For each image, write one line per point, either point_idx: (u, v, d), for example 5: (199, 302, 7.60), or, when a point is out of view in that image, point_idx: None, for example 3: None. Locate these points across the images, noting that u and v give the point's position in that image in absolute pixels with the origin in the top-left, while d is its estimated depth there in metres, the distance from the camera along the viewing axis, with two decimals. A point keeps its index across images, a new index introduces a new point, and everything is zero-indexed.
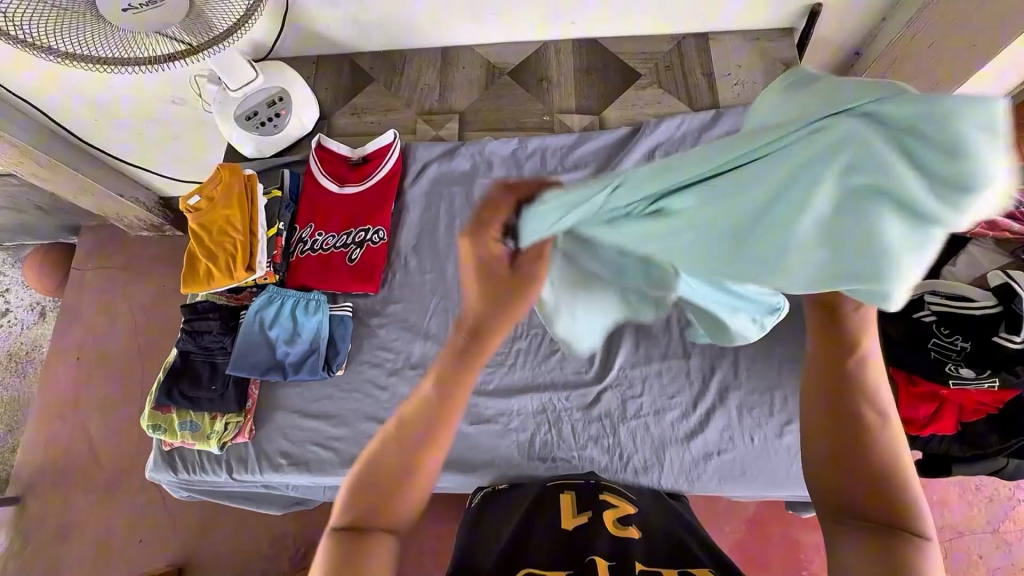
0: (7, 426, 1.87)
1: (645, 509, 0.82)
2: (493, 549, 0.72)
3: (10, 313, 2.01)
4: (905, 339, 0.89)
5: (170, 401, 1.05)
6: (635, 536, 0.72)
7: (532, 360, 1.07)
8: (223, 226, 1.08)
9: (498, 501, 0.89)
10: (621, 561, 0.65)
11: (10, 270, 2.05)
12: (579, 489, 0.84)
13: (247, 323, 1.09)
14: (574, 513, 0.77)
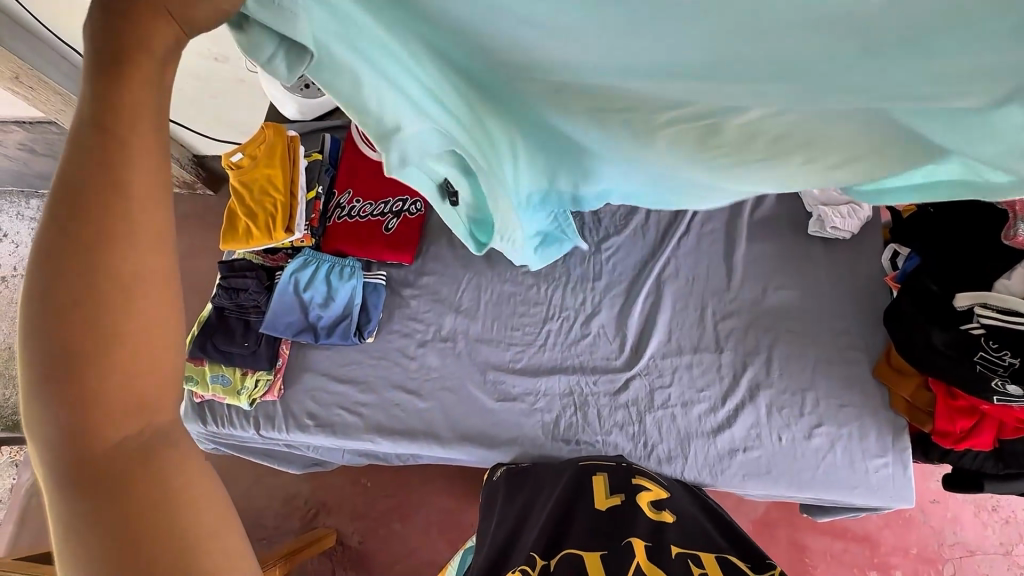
0: None
1: (676, 493, 0.82)
2: (528, 536, 0.74)
3: None
4: (950, 351, 0.87)
5: (204, 353, 1.08)
6: (669, 519, 0.73)
7: (562, 342, 1.07)
8: (266, 185, 1.09)
9: (529, 479, 0.90)
10: (656, 542, 0.68)
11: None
12: (610, 473, 0.85)
13: (282, 284, 1.10)
14: (607, 494, 0.80)
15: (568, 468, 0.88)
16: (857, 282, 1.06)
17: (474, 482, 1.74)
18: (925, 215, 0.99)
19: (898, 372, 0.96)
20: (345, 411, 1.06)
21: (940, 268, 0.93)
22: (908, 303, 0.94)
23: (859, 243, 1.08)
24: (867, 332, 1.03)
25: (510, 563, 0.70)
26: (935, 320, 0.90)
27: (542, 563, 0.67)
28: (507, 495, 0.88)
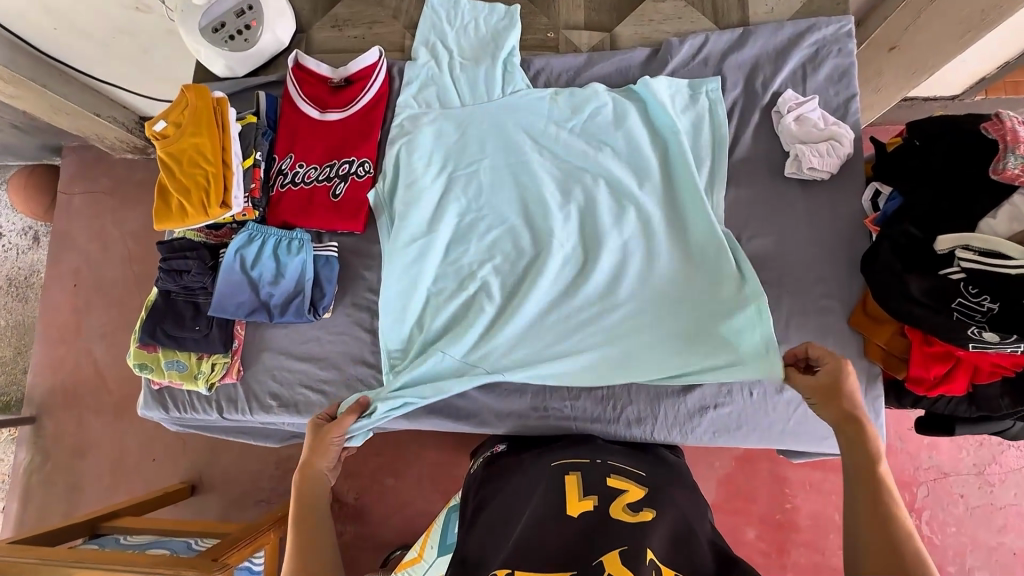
0: (21, 344, 2.32)
1: (655, 488, 0.80)
2: (501, 552, 0.69)
3: (6, 237, 2.38)
4: (928, 298, 0.82)
5: (155, 340, 1.03)
6: (647, 520, 0.71)
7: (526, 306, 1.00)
8: (193, 155, 0.99)
9: (502, 481, 0.85)
10: (633, 545, 0.66)
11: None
12: (585, 471, 0.81)
13: (227, 262, 1.02)
14: (579, 497, 0.75)
15: (541, 469, 0.84)
16: (836, 226, 0.98)
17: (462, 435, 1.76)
18: (911, 148, 0.93)
19: (874, 320, 0.92)
20: (308, 388, 1.03)
21: (920, 210, 0.87)
22: (888, 248, 0.87)
23: (841, 183, 0.99)
24: (844, 278, 0.97)
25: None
26: (912, 267, 0.84)
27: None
28: (480, 502, 0.82)
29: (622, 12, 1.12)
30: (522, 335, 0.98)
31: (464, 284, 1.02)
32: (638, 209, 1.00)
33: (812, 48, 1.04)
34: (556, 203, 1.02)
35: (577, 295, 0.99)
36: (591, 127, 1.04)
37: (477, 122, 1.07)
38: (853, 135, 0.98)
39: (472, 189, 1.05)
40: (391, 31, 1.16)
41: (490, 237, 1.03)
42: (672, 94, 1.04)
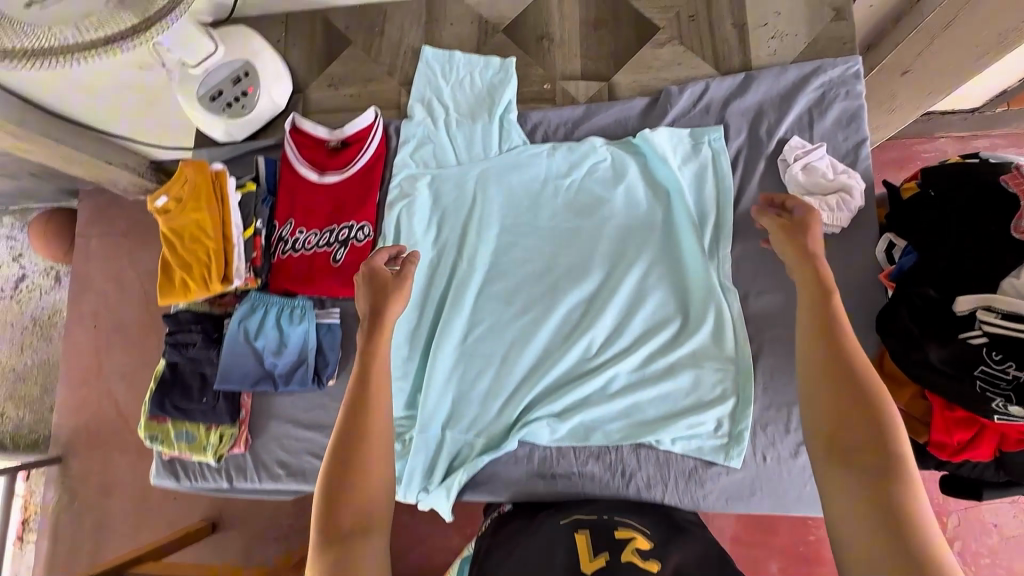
0: (48, 382, 2.39)
1: (665, 543, 0.78)
2: None
3: (28, 279, 2.46)
4: (949, 364, 0.78)
5: (164, 412, 1.04)
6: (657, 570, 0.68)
7: (529, 367, 1.00)
8: (194, 231, 0.99)
9: (512, 543, 0.81)
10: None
11: (18, 234, 2.48)
12: (593, 528, 0.77)
13: (232, 334, 1.02)
14: (591, 556, 0.71)
15: (549, 530, 0.81)
16: (848, 278, 0.94)
17: None
18: (925, 198, 0.89)
19: (892, 381, 0.89)
20: (315, 457, 1.03)
21: (939, 268, 0.83)
22: (906, 313, 0.83)
23: (853, 232, 0.95)
24: (860, 335, 0.93)
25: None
26: (931, 333, 0.81)
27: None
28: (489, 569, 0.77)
29: (619, 59, 1.09)
30: (518, 401, 0.97)
31: (465, 348, 1.02)
32: (637, 271, 0.99)
33: (818, 91, 1.01)
34: (553, 263, 1.02)
35: (574, 360, 0.98)
36: (590, 182, 1.03)
37: (474, 182, 1.06)
38: (864, 185, 0.94)
39: (470, 249, 1.04)
40: (386, 88, 1.15)
41: (486, 299, 1.03)
42: (674, 146, 1.01)
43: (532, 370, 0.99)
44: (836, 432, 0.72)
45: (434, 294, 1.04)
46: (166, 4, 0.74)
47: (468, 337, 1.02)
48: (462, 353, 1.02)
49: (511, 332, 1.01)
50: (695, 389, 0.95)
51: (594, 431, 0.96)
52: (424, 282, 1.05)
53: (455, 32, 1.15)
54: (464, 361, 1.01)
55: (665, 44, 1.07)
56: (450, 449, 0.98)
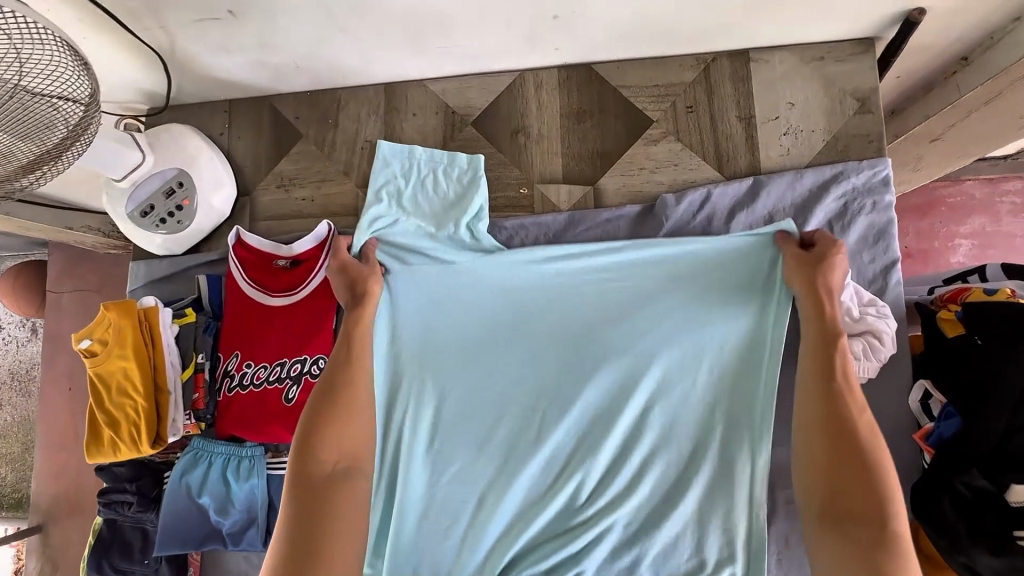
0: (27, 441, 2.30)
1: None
2: None
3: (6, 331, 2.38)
4: (1004, 572, 0.65)
5: (102, 574, 0.93)
6: None
7: (504, 519, 0.85)
8: (121, 380, 0.87)
9: None
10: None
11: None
12: None
13: (172, 490, 0.91)
14: None
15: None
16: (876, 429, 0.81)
17: None
18: (971, 346, 0.74)
19: (930, 562, 0.76)
20: None
21: (987, 447, 0.69)
22: (948, 503, 0.69)
23: (881, 374, 0.82)
24: None
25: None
26: (978, 532, 0.67)
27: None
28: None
29: (607, 157, 0.94)
30: (496, 556, 0.84)
31: (428, 495, 0.87)
32: (636, 407, 0.84)
33: (840, 202, 0.86)
34: (537, 393, 0.87)
35: (558, 510, 0.84)
36: (581, 301, 0.87)
37: (447, 296, 0.90)
38: (896, 323, 0.80)
39: (437, 381, 0.88)
40: (342, 191, 1.01)
41: (459, 435, 0.88)
42: (676, 259, 0.85)
43: (512, 520, 0.85)
44: (828, 496, 0.68)
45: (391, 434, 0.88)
46: (62, 146, 0.70)
47: (439, 480, 0.87)
48: (425, 498, 0.87)
49: (483, 478, 0.86)
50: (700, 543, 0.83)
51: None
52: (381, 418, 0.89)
53: (418, 124, 1.00)
54: (432, 511, 0.86)
55: (659, 142, 0.93)
56: None
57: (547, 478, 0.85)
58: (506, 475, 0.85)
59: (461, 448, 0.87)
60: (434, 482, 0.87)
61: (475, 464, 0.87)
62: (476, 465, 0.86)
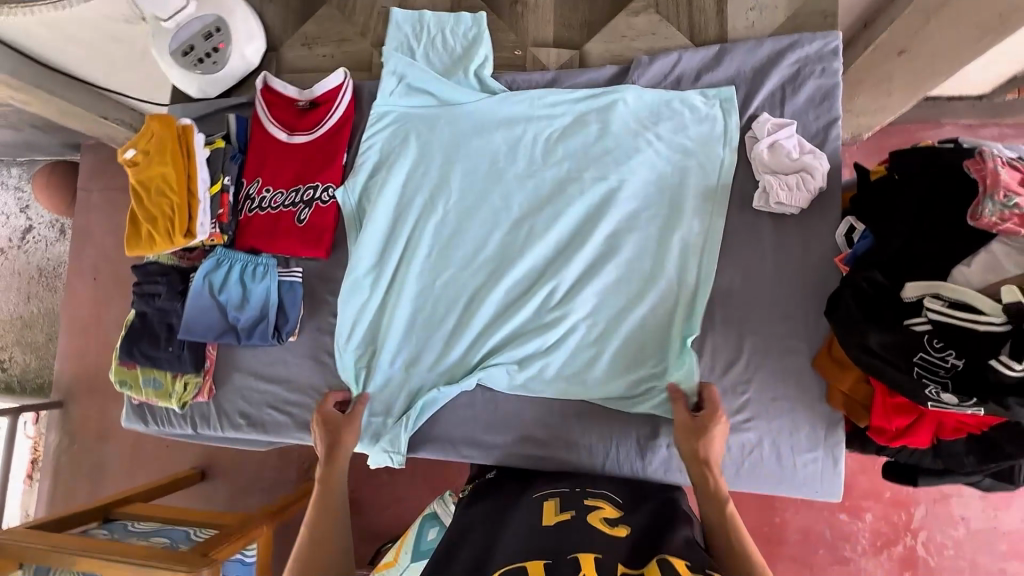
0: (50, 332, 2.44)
1: (633, 510, 0.80)
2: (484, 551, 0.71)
3: (36, 230, 2.52)
4: (889, 350, 0.77)
5: (133, 359, 1.08)
6: (620, 534, 0.72)
7: (485, 319, 1.01)
8: (160, 185, 1.01)
9: (487, 501, 0.85)
10: (605, 553, 0.67)
11: (23, 185, 2.50)
12: (563, 497, 0.83)
13: (196, 287, 1.05)
14: (556, 513, 0.77)
15: (518, 500, 0.83)
16: (805, 260, 0.94)
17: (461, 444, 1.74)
18: (890, 182, 0.86)
19: (839, 365, 0.88)
20: (275, 409, 1.07)
21: (890, 254, 0.82)
22: (851, 296, 0.82)
23: (812, 215, 0.94)
24: (812, 317, 0.93)
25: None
26: (874, 317, 0.80)
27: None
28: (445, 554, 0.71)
29: (594, 27, 1.09)
30: (479, 344, 1.00)
31: (423, 292, 1.04)
32: (608, 224, 0.98)
33: (793, 67, 0.98)
34: (525, 213, 1.02)
35: (532, 312, 0.99)
36: (565, 137, 1.02)
37: (456, 130, 1.06)
38: (829, 166, 0.92)
39: (440, 200, 1.05)
40: (358, 50, 1.15)
41: (455, 245, 1.03)
42: (648, 105, 1.00)
43: (494, 316, 1.00)
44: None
45: (395, 240, 1.05)
46: None
47: (435, 280, 1.03)
48: (421, 297, 1.04)
49: (471, 283, 1.02)
50: (647, 345, 0.96)
51: (553, 380, 0.98)
52: (389, 228, 1.06)
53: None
54: (428, 305, 1.03)
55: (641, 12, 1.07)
56: (405, 392, 1.02)
57: (521, 289, 1.01)
58: (490, 284, 1.01)
59: (453, 257, 1.03)
60: (429, 285, 1.04)
61: (464, 270, 1.03)
62: (466, 272, 1.02)
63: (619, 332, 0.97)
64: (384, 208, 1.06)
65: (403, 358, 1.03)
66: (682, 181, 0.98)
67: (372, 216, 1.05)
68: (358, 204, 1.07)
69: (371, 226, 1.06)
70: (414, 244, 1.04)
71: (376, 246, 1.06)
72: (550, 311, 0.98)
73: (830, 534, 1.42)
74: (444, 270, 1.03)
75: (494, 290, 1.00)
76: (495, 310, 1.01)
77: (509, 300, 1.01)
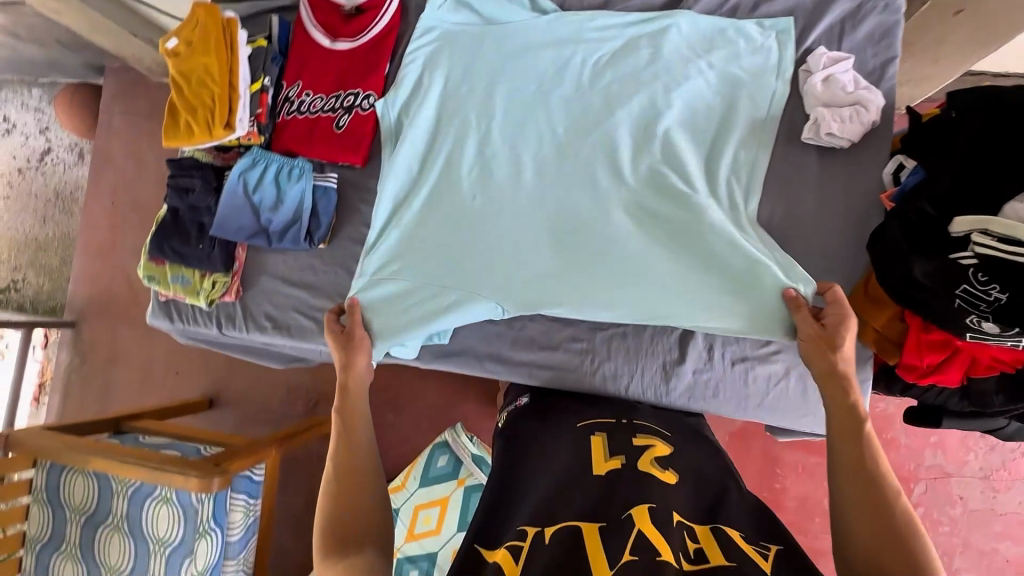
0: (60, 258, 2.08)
1: (678, 446, 0.83)
2: (533, 498, 0.71)
3: (54, 153, 2.10)
4: (933, 282, 0.77)
5: (162, 254, 1.08)
6: (671, 480, 0.74)
7: (516, 239, 0.96)
8: (202, 75, 1.00)
9: (533, 429, 0.87)
10: (660, 505, 0.68)
11: (45, 107, 2.07)
12: (610, 432, 0.83)
13: (230, 184, 1.05)
14: (606, 457, 0.77)
15: (565, 431, 0.85)
16: (847, 197, 0.93)
17: (468, 394, 1.70)
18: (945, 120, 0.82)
19: (874, 302, 0.88)
20: (301, 314, 1.07)
21: (942, 184, 0.80)
22: (897, 227, 0.81)
23: (861, 152, 0.93)
24: (849, 254, 0.92)
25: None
26: (919, 248, 0.79)
27: (534, 532, 0.66)
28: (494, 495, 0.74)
29: None
30: (509, 265, 0.96)
31: (454, 207, 1.00)
32: (654, 148, 0.94)
33: (855, 2, 0.95)
34: (569, 135, 0.98)
35: (566, 234, 0.95)
36: (616, 61, 0.99)
37: (502, 48, 1.04)
38: (882, 102, 0.91)
39: (482, 117, 1.02)
40: None
41: (492, 164, 1.00)
42: (705, 36, 0.98)
43: (526, 237, 0.96)
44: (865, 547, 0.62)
45: (433, 156, 1.03)
46: None
47: (468, 197, 1.00)
48: (451, 214, 1.00)
49: (505, 200, 0.98)
50: (686, 280, 0.90)
51: (583, 306, 0.94)
52: (428, 145, 1.04)
53: None
54: (456, 222, 0.99)
55: None
56: (424, 312, 0.97)
57: (558, 211, 0.97)
58: (525, 204, 0.98)
59: (489, 173, 1.00)
60: (460, 204, 1.00)
61: (500, 186, 0.99)
62: (500, 190, 0.99)
63: (659, 260, 0.91)
64: (425, 124, 1.04)
65: (426, 276, 0.98)
66: (734, 108, 0.95)
67: (412, 128, 1.03)
68: (399, 118, 1.04)
69: (410, 139, 1.03)
70: (450, 160, 1.02)
71: (413, 162, 1.04)
72: (587, 234, 0.94)
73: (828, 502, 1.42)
74: (478, 187, 1.00)
75: (530, 209, 0.97)
76: (527, 229, 0.97)
77: (543, 220, 0.97)
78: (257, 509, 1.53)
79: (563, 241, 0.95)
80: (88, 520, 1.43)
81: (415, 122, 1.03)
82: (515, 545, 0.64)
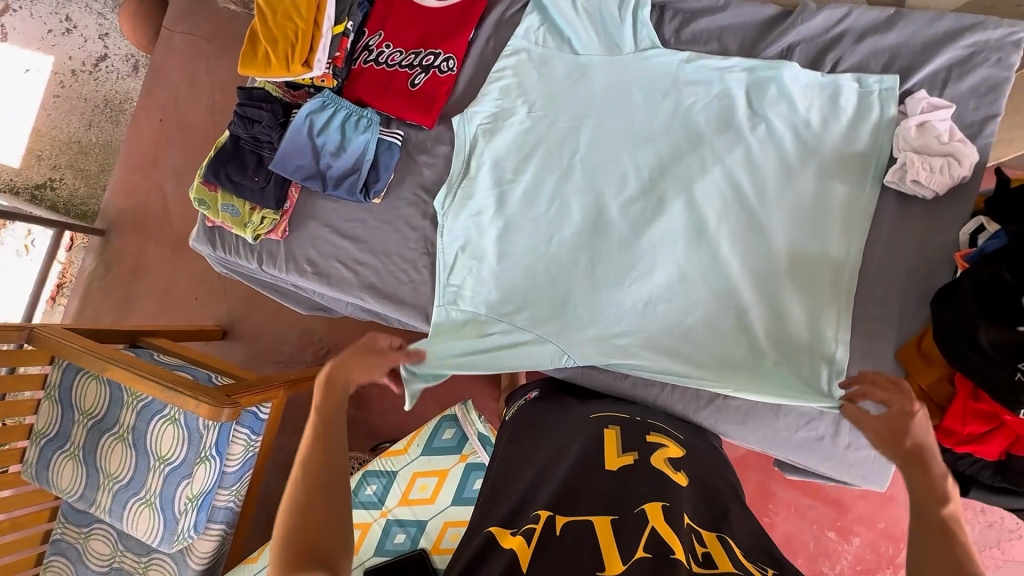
0: (100, 165, 2.07)
1: (689, 453, 0.80)
2: (542, 490, 0.68)
3: (108, 60, 2.06)
4: (996, 351, 0.75)
5: (217, 180, 1.07)
6: (682, 483, 0.70)
7: (575, 260, 0.99)
8: (289, 9, 0.99)
9: (549, 420, 0.86)
10: (672, 505, 0.64)
11: (108, 14, 2.03)
12: (623, 428, 0.81)
13: (296, 122, 1.04)
14: (619, 452, 0.74)
15: (579, 424, 0.82)
16: (918, 251, 0.90)
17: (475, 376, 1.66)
18: None
19: (925, 360, 0.86)
20: (342, 265, 1.07)
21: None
22: (969, 288, 0.79)
23: (943, 207, 0.90)
24: (907, 309, 0.90)
25: (488, 574, 0.57)
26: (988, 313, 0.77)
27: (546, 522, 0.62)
28: (495, 489, 0.73)
29: None
30: (564, 289, 0.99)
31: (522, 213, 1.02)
32: (727, 208, 0.94)
33: (967, 50, 0.91)
34: (650, 178, 0.97)
35: (629, 274, 0.97)
36: (706, 106, 0.97)
37: (595, 76, 1.02)
38: (976, 159, 0.87)
39: (564, 134, 1.01)
40: None
41: (566, 182, 1.00)
42: (810, 89, 0.94)
43: (585, 270, 0.98)
44: None
45: (512, 160, 1.03)
46: None
47: (536, 210, 1.01)
48: (519, 223, 1.02)
49: (569, 228, 1.00)
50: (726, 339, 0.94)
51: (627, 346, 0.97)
52: (507, 146, 1.03)
53: None
54: (519, 227, 1.01)
55: None
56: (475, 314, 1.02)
57: (618, 244, 0.98)
58: (589, 233, 0.99)
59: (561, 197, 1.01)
60: (529, 210, 1.01)
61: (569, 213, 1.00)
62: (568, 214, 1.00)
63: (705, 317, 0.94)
64: (506, 129, 1.03)
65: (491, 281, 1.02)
66: (827, 174, 0.92)
67: (496, 131, 1.03)
68: (482, 117, 1.04)
69: (491, 142, 1.03)
70: (528, 171, 1.02)
71: (489, 162, 1.03)
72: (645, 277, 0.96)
73: (814, 547, 1.40)
74: (548, 204, 1.01)
75: (591, 244, 0.99)
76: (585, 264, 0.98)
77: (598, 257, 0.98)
78: (258, 446, 1.52)
79: (620, 280, 0.97)
80: (95, 425, 1.46)
81: (500, 126, 1.04)
82: (529, 531, 0.61)
